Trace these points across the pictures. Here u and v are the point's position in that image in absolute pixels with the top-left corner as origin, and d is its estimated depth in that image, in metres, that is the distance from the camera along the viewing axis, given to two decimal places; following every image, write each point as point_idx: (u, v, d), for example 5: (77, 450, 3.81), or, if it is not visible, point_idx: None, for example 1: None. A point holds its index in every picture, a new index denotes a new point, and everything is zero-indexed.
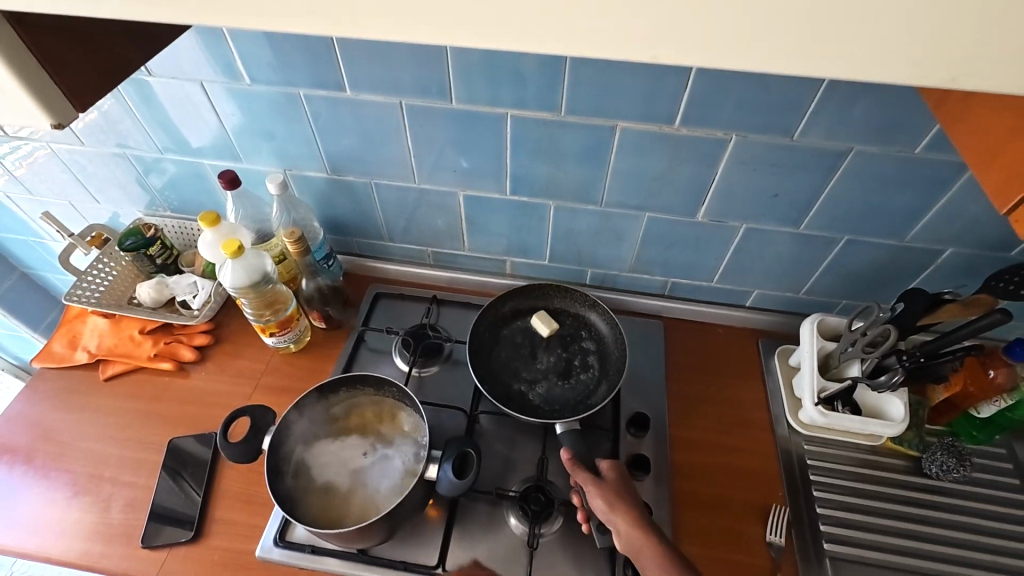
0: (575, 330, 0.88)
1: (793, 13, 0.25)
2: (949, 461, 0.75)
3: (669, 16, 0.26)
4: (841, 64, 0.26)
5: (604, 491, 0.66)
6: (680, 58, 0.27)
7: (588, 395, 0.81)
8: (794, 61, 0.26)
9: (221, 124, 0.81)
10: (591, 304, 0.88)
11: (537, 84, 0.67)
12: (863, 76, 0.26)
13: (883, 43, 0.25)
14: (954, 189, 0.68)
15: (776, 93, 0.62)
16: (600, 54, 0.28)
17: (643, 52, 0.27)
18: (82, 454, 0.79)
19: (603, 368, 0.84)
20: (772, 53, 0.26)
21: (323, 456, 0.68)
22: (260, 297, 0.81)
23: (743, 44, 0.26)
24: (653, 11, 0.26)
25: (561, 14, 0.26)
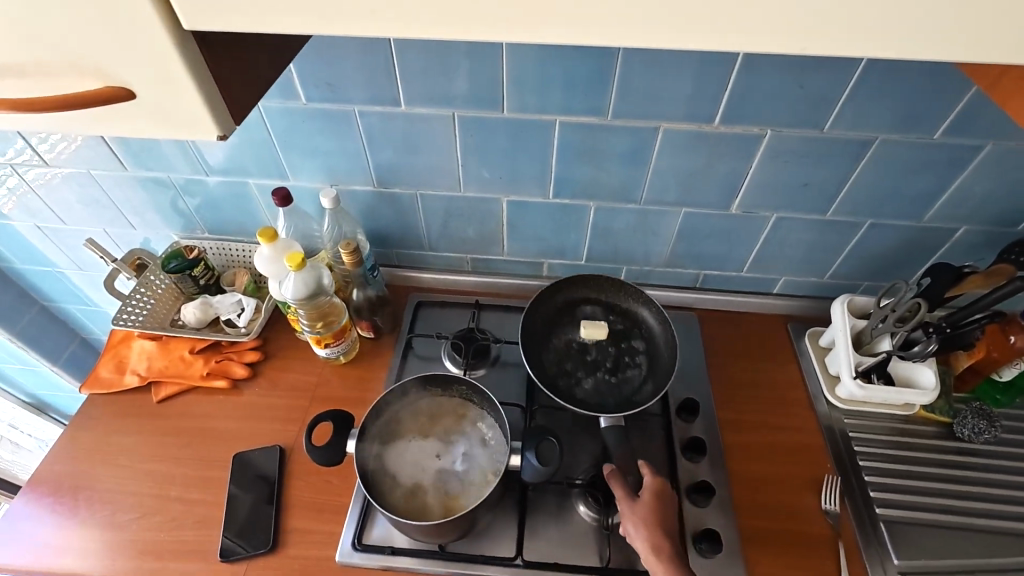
0: (627, 326, 0.90)
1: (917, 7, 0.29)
2: (980, 423, 0.81)
3: (808, 13, 0.30)
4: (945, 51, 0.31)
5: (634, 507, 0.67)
6: (811, 47, 0.32)
7: (634, 392, 0.84)
8: (910, 48, 0.31)
9: (270, 142, 0.84)
10: (643, 300, 0.91)
11: (587, 90, 0.71)
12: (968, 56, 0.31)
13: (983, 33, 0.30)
14: (968, 170, 0.74)
15: (809, 89, 0.68)
16: (740, 48, 0.32)
17: (779, 45, 0.32)
18: (145, 475, 0.79)
19: (652, 367, 0.86)
20: (888, 44, 0.31)
21: (401, 456, 0.70)
22: (316, 309, 0.83)
23: (864, 37, 0.31)
24: (795, 10, 0.30)
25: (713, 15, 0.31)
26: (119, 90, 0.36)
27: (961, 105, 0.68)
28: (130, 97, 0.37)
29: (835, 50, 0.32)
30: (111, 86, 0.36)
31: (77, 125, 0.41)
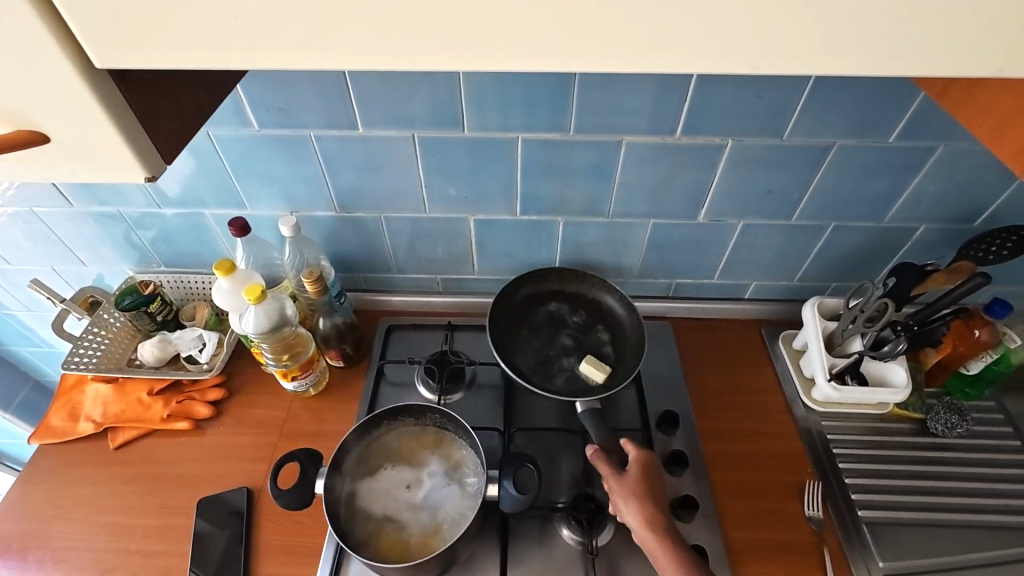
0: (591, 318, 0.91)
1: (868, 23, 0.29)
2: (952, 417, 0.82)
3: (757, 34, 0.30)
4: (890, 64, 0.31)
5: (625, 486, 0.68)
6: (763, 66, 0.31)
7: (608, 379, 0.85)
8: (861, 64, 0.31)
9: (224, 171, 0.80)
10: (605, 287, 0.91)
11: (547, 107, 0.70)
12: (919, 71, 0.31)
13: (924, 47, 0.30)
14: (924, 170, 0.76)
15: (767, 99, 0.68)
16: (692, 68, 0.31)
17: (733, 65, 0.31)
18: (103, 529, 0.75)
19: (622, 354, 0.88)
20: (833, 60, 0.31)
21: (375, 492, 0.67)
22: (280, 342, 0.80)
23: (811, 53, 0.31)
24: (743, 30, 0.30)
25: (659, 35, 0.30)
26: (36, 135, 0.34)
27: (912, 109, 0.69)
28: (46, 139, 0.34)
29: (785, 67, 0.31)
30: (27, 130, 0.34)
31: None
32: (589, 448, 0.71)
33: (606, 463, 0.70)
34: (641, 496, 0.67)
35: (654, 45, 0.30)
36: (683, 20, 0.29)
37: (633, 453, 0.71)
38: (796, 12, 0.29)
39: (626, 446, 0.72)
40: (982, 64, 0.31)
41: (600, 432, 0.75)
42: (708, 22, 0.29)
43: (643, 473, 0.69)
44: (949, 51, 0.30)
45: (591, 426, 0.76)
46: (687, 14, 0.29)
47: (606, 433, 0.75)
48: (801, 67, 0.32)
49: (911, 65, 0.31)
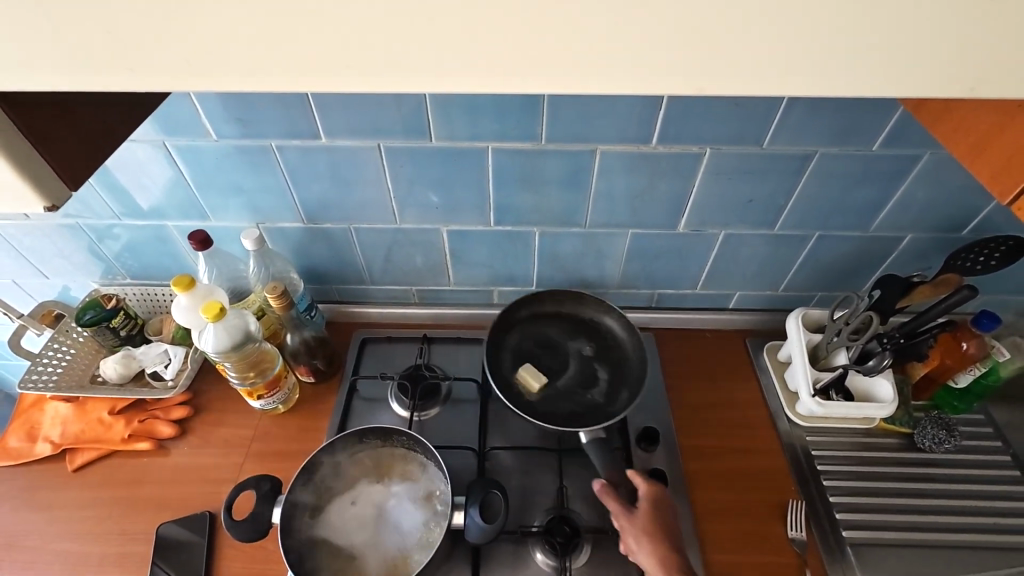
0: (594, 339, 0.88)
1: (829, 38, 0.27)
2: (940, 433, 0.80)
3: (708, 50, 0.27)
4: (849, 85, 0.29)
5: (636, 526, 0.66)
6: (717, 86, 0.29)
7: (611, 402, 0.82)
8: (823, 83, 0.29)
9: (185, 183, 0.77)
10: (604, 308, 0.89)
11: (517, 115, 0.67)
12: (887, 92, 0.29)
13: (884, 67, 0.28)
14: (910, 178, 0.73)
15: (746, 107, 0.66)
16: (641, 88, 0.29)
17: (685, 84, 0.29)
18: (57, 556, 0.72)
19: (623, 377, 0.84)
20: (790, 79, 0.29)
21: (337, 517, 0.64)
22: (244, 360, 0.77)
23: (764, 73, 0.28)
24: (693, 46, 0.27)
25: (599, 52, 0.28)
26: None
27: (895, 117, 0.66)
28: None
29: (732, 91, 0.29)
30: None
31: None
32: (598, 484, 0.69)
33: (614, 499, 0.68)
34: (653, 534, 0.65)
35: (587, 67, 0.28)
36: (625, 32, 0.27)
37: (645, 489, 0.69)
38: (749, 24, 0.27)
39: (636, 480, 0.70)
40: (953, 83, 0.29)
41: (608, 467, 0.73)
42: (652, 37, 0.27)
43: (654, 509, 0.67)
44: (914, 72, 0.28)
45: (596, 458, 0.74)
46: (629, 28, 0.27)
47: (613, 465, 0.73)
48: (754, 89, 0.29)
49: (871, 86, 0.29)
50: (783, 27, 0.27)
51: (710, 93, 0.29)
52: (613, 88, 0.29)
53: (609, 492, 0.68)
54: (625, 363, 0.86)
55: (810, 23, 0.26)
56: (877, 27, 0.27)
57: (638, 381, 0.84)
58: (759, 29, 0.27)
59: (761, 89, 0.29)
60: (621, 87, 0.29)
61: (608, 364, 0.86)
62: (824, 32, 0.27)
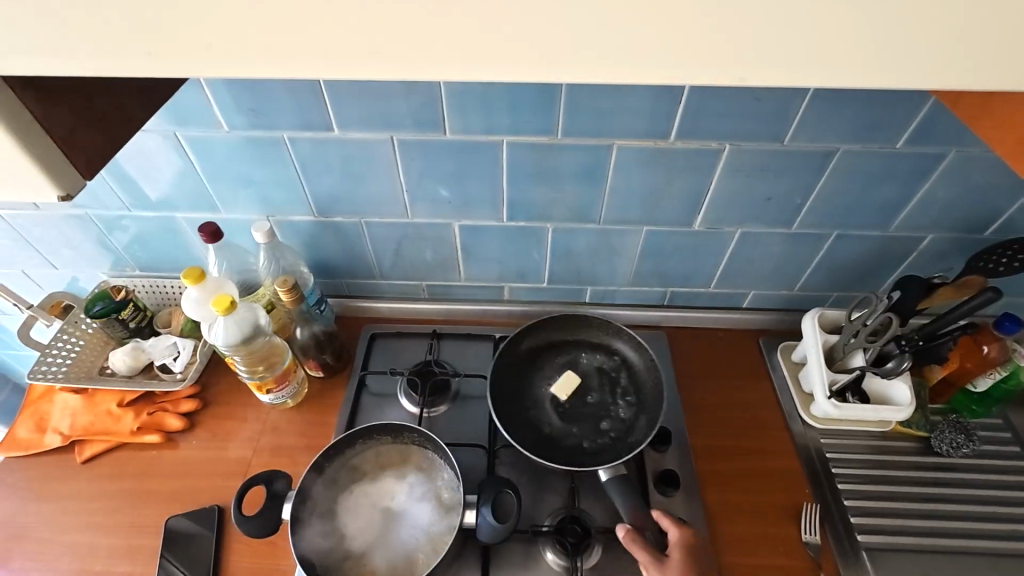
0: (606, 366, 0.85)
1: (881, 25, 0.26)
2: (958, 437, 0.79)
3: (752, 36, 0.26)
4: (897, 76, 0.28)
5: (672, 573, 0.63)
6: (759, 76, 0.28)
7: (628, 432, 0.79)
8: (872, 71, 0.27)
9: (196, 174, 0.76)
10: (615, 332, 0.87)
11: (533, 108, 0.66)
12: (933, 84, 0.28)
13: (938, 62, 0.27)
14: (933, 176, 0.72)
15: (767, 102, 0.64)
16: (678, 77, 0.28)
17: (725, 74, 0.28)
18: (66, 547, 0.72)
19: (639, 400, 0.82)
20: (837, 69, 0.27)
21: (348, 514, 0.64)
22: (254, 353, 0.76)
23: (811, 64, 0.27)
24: (738, 31, 0.26)
25: (638, 39, 0.26)
26: None
27: (920, 114, 0.65)
28: None
29: (775, 82, 0.28)
30: None
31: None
32: (625, 530, 0.65)
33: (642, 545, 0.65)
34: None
35: (624, 55, 0.27)
36: (666, 15, 0.25)
37: (676, 534, 0.67)
38: (796, 9, 0.25)
39: (647, 487, 0.69)
40: (1006, 75, 0.27)
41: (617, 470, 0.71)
42: (695, 21, 0.26)
43: (688, 558, 0.65)
44: (965, 64, 0.27)
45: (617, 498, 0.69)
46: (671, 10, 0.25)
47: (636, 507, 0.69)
48: (798, 81, 0.28)
49: (922, 80, 0.28)
50: (834, 12, 0.25)
51: (751, 84, 0.28)
52: (652, 77, 0.28)
53: (637, 536, 0.65)
54: (643, 389, 0.83)
55: (862, 9, 0.25)
56: (933, 13, 0.25)
57: (656, 406, 0.81)
58: (808, 15, 0.25)
59: (806, 80, 0.28)
60: (661, 77, 0.28)
61: (626, 390, 0.83)
62: (877, 23, 0.26)
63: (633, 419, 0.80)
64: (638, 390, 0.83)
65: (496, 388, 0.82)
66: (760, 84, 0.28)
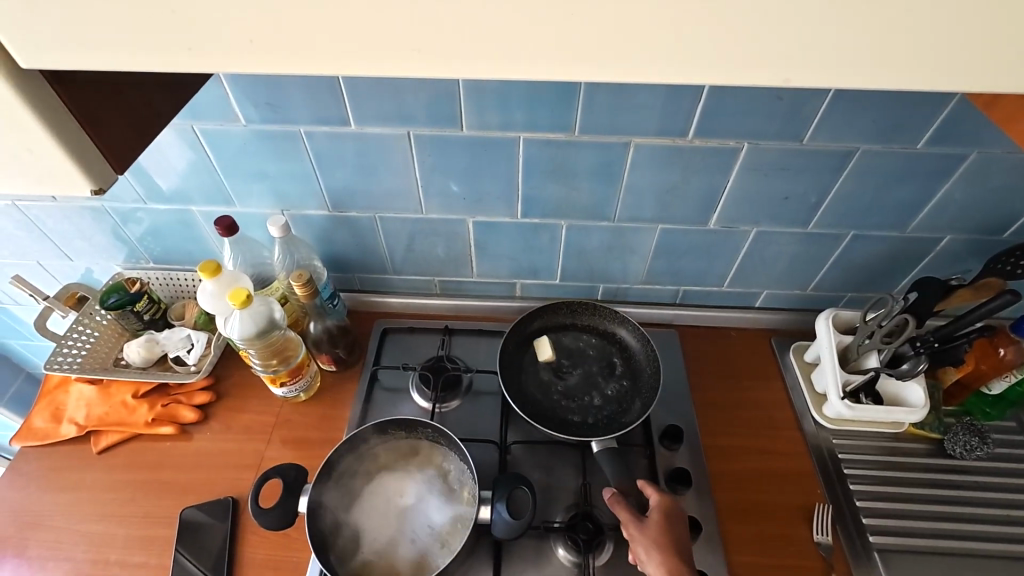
0: (607, 349, 0.86)
1: (943, 25, 0.24)
2: (972, 440, 0.78)
3: (804, 35, 0.25)
4: (954, 80, 0.26)
5: (648, 535, 0.63)
6: (806, 78, 0.27)
7: (622, 413, 0.80)
8: (927, 75, 0.26)
9: (212, 167, 0.76)
10: (620, 320, 0.87)
11: (551, 105, 0.66)
12: (988, 88, 0.27)
13: (999, 66, 0.26)
14: (953, 177, 0.71)
15: (788, 101, 0.64)
16: (723, 78, 0.27)
17: (771, 76, 0.27)
18: (81, 537, 0.72)
19: (635, 384, 0.83)
20: (890, 70, 0.26)
21: (362, 509, 0.64)
22: (268, 347, 0.77)
23: (860, 65, 0.26)
24: (790, 31, 0.25)
25: (687, 39, 0.25)
26: None
27: (943, 115, 0.64)
28: None
29: (824, 83, 0.27)
30: None
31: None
32: (609, 494, 0.68)
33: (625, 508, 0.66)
34: (660, 544, 0.62)
35: (670, 54, 0.26)
36: (718, 12, 0.24)
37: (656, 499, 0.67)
38: (852, 9, 0.24)
39: (648, 491, 0.68)
40: None
41: (619, 477, 0.71)
42: (748, 20, 0.25)
43: (666, 522, 0.64)
44: None
45: (609, 468, 0.72)
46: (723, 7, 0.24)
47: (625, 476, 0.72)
48: (847, 83, 0.27)
49: (978, 85, 0.27)
50: (892, 11, 0.24)
51: (797, 84, 0.27)
52: (696, 77, 0.27)
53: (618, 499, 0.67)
54: (641, 374, 0.84)
55: (925, 10, 0.24)
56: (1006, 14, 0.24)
57: (653, 391, 0.81)
58: (864, 14, 0.24)
59: (854, 83, 0.27)
60: (706, 77, 0.27)
61: (623, 372, 0.84)
62: (940, 23, 0.24)
63: (629, 401, 0.81)
64: (636, 374, 0.84)
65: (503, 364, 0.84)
66: (805, 85, 0.27)
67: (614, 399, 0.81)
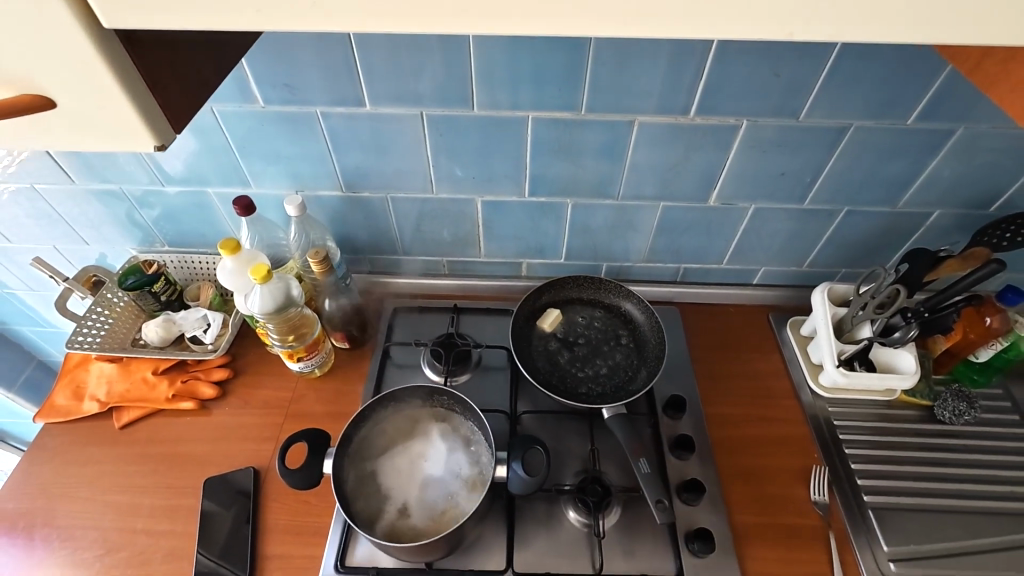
0: (613, 323, 0.90)
1: None
2: (960, 405, 0.82)
3: None
4: (948, 28, 0.29)
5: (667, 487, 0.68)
6: (813, 31, 0.30)
7: (628, 381, 0.84)
8: (922, 25, 0.29)
9: (230, 149, 0.79)
10: (625, 294, 0.91)
11: (560, 83, 0.69)
12: (979, 37, 0.29)
13: (988, 15, 0.28)
14: (941, 153, 0.74)
15: (785, 78, 0.67)
16: (738, 30, 0.30)
17: (780, 29, 0.30)
18: (108, 507, 0.74)
19: (641, 355, 0.86)
20: (891, 20, 0.29)
21: (382, 470, 0.67)
22: (285, 322, 0.79)
23: (858, 20, 0.29)
24: None
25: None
26: (40, 99, 0.30)
27: (931, 91, 0.67)
28: (52, 105, 0.30)
29: (827, 36, 0.30)
30: (26, 93, 0.30)
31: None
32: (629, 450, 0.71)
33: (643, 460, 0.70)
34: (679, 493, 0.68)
35: (690, 9, 0.29)
36: None
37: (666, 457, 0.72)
38: None
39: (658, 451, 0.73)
40: None
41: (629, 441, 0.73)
42: None
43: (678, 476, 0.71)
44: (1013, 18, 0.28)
45: (618, 433, 0.74)
46: None
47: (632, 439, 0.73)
48: (847, 36, 0.30)
49: (970, 34, 0.29)
50: None
51: (802, 37, 0.30)
52: (713, 31, 0.30)
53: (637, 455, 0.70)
54: (646, 345, 0.87)
55: None
56: None
57: (658, 361, 0.85)
58: None
59: (857, 33, 0.30)
60: (722, 29, 0.30)
61: (629, 344, 0.87)
62: None
63: (635, 370, 0.84)
64: (641, 346, 0.87)
65: (516, 337, 0.88)
66: (812, 38, 0.30)
67: (622, 369, 0.85)
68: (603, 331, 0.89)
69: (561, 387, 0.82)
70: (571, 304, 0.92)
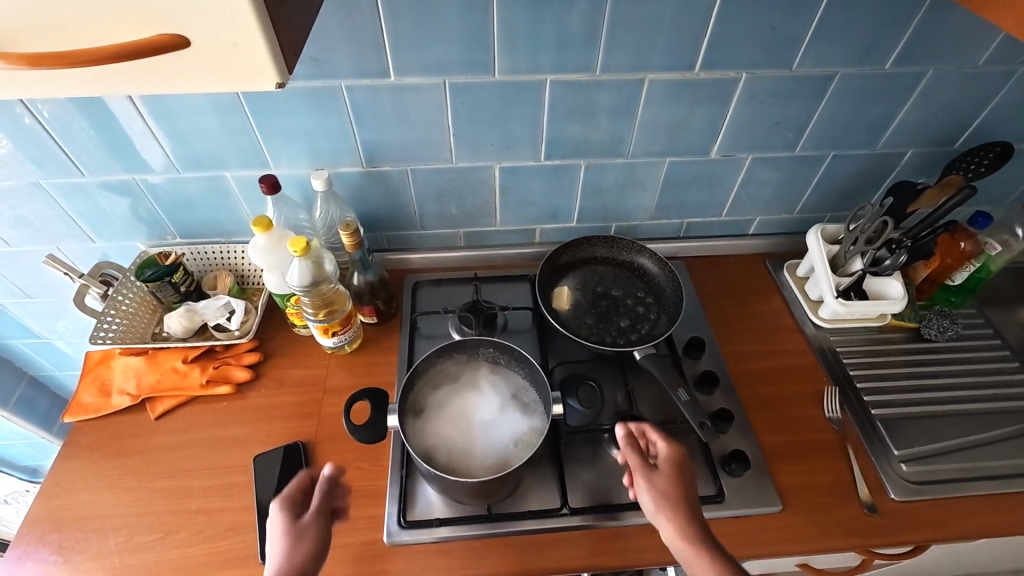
0: (630, 277, 0.96)
1: None
2: (943, 322, 0.92)
3: None
4: None
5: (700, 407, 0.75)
6: None
7: (651, 327, 0.89)
8: None
9: (253, 131, 0.80)
10: (638, 249, 0.96)
11: (578, 45, 0.73)
12: None
13: None
14: (913, 96, 0.83)
15: (779, 31, 0.73)
16: None
17: None
18: (157, 493, 0.74)
19: (659, 303, 0.92)
20: None
21: (435, 418, 0.70)
22: (320, 297, 0.80)
23: None
24: None
25: None
26: (178, 38, 0.32)
27: (905, 37, 0.75)
28: (186, 45, 0.33)
29: None
30: (166, 33, 0.32)
31: (82, 81, 0.35)
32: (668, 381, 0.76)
33: (681, 389, 0.75)
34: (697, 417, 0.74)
35: None
36: None
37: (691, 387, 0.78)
38: None
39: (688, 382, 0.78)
40: None
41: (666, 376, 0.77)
42: None
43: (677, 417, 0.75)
44: None
45: (653, 370, 0.78)
46: None
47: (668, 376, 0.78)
48: None
49: None
50: None
51: None
52: None
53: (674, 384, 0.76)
54: (663, 295, 0.93)
55: None
56: None
57: (677, 307, 0.91)
58: None
59: None
60: None
61: (647, 295, 0.93)
62: None
63: (656, 317, 0.90)
64: (659, 295, 0.93)
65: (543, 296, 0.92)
66: None
67: (643, 317, 0.90)
68: (621, 285, 0.94)
69: (591, 337, 0.87)
70: (588, 263, 0.97)
